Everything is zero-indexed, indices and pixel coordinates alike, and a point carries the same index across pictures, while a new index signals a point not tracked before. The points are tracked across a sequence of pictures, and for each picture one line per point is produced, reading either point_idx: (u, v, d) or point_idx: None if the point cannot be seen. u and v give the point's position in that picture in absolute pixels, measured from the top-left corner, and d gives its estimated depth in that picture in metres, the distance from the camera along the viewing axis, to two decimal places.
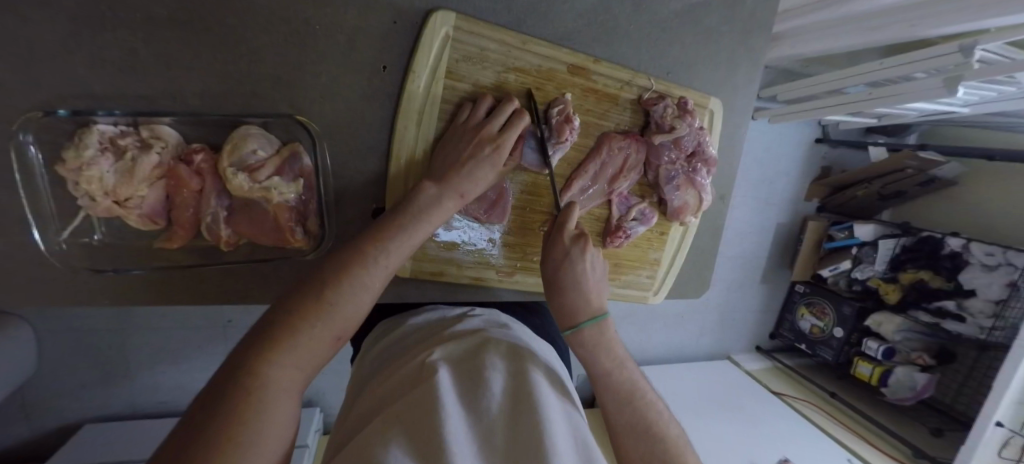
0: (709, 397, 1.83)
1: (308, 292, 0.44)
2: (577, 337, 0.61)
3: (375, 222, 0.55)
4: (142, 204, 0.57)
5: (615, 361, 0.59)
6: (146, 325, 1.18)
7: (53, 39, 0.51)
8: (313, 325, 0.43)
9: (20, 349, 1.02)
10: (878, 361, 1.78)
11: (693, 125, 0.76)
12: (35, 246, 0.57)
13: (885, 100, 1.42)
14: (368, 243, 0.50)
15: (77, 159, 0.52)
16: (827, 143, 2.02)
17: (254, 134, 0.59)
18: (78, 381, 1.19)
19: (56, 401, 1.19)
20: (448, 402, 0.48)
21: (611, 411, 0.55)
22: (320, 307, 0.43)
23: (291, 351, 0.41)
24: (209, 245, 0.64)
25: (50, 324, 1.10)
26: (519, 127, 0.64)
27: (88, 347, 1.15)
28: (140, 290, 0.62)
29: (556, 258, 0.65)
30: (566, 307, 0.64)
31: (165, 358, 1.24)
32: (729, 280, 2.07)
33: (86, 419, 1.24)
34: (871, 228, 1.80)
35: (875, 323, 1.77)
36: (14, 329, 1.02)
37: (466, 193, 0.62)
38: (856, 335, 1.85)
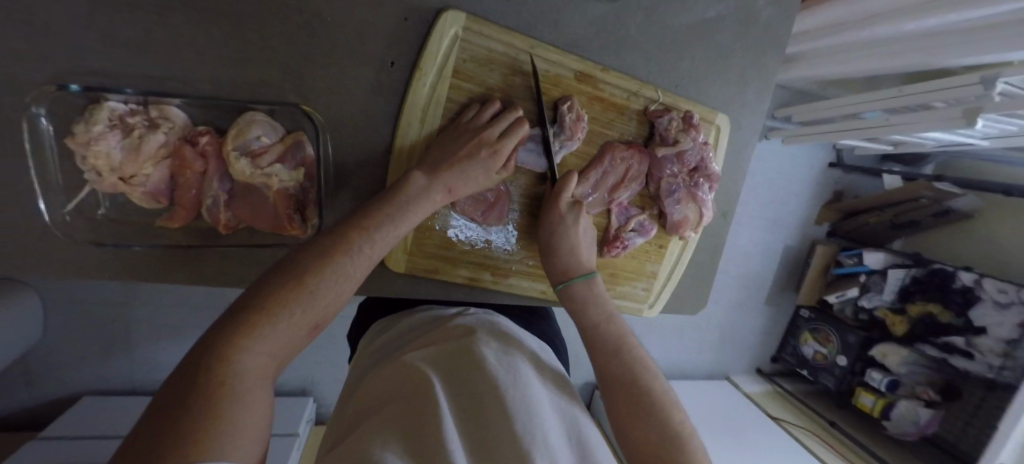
0: (703, 418, 1.80)
1: (285, 278, 0.45)
2: (567, 290, 0.67)
3: (362, 210, 0.56)
4: (146, 183, 0.58)
5: (604, 315, 0.62)
6: (150, 303, 1.20)
7: (72, 17, 0.52)
8: (291, 312, 0.43)
9: (28, 317, 1.05)
10: (880, 393, 1.74)
11: (697, 139, 0.76)
12: (39, 215, 0.59)
13: (900, 128, 1.39)
14: (355, 231, 0.52)
15: (87, 133, 0.54)
16: (841, 168, 2.00)
17: (259, 121, 0.60)
18: (80, 354, 1.21)
19: (58, 372, 1.22)
20: (440, 410, 0.47)
21: (600, 360, 0.58)
22: (299, 294, 0.44)
23: (265, 337, 0.41)
24: (208, 227, 0.64)
25: (59, 296, 1.13)
26: (519, 135, 0.64)
27: (91, 321, 1.18)
28: (139, 267, 0.63)
29: (550, 226, 0.71)
30: (560, 267, 0.70)
31: (166, 337, 1.25)
32: (733, 300, 2.05)
33: (84, 392, 1.26)
34: (882, 256, 1.78)
35: (880, 354, 1.72)
36: (23, 298, 1.05)
37: (456, 189, 0.62)
38: (859, 365, 1.81)
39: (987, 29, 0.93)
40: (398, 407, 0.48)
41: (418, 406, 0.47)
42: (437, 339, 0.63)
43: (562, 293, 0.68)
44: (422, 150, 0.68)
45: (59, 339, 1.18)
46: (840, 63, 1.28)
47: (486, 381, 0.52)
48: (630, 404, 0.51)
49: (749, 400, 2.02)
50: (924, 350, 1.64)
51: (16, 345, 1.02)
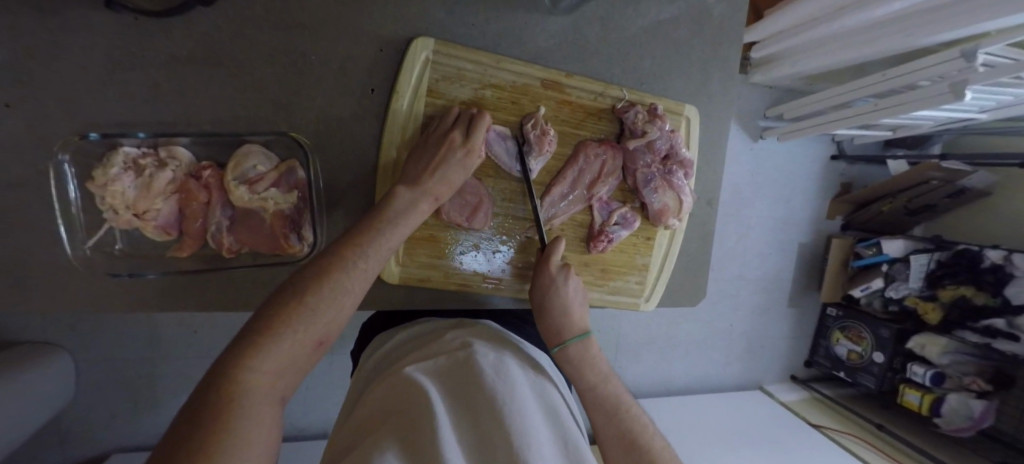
0: (739, 432, 1.72)
1: (285, 300, 0.46)
2: (563, 353, 0.66)
3: (354, 227, 0.59)
4: (158, 217, 0.64)
5: (599, 376, 0.64)
6: (175, 352, 1.26)
7: (94, 77, 0.61)
8: (295, 330, 0.45)
9: (60, 375, 1.11)
10: (926, 388, 1.64)
11: (664, 128, 0.79)
12: (64, 254, 0.64)
13: (888, 111, 1.39)
14: (350, 248, 0.54)
15: (104, 177, 0.60)
16: (843, 159, 2.00)
17: (254, 151, 0.66)
18: (110, 409, 1.25)
19: (89, 430, 1.25)
20: (440, 414, 0.47)
21: (600, 426, 0.59)
22: (301, 312, 0.46)
23: (270, 355, 0.42)
24: (214, 253, 0.69)
25: (92, 351, 1.20)
26: (482, 127, 0.69)
27: (120, 374, 1.23)
28: (153, 296, 0.68)
29: (540, 287, 0.72)
30: (554, 329, 0.69)
31: (193, 385, 1.30)
32: (753, 304, 2.00)
33: (112, 450, 1.29)
34: (900, 244, 1.73)
35: (919, 346, 1.64)
36: (57, 358, 1.11)
37: (438, 195, 0.66)
38: (899, 360, 1.72)
39: (948, 7, 0.95)
40: (397, 410, 0.48)
41: (412, 407, 0.47)
42: (436, 345, 0.63)
43: (558, 356, 0.67)
44: (399, 164, 0.73)
45: (91, 395, 1.23)
46: (820, 57, 1.31)
47: (478, 386, 0.52)
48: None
49: (788, 409, 1.92)
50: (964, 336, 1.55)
51: (50, 402, 1.07)
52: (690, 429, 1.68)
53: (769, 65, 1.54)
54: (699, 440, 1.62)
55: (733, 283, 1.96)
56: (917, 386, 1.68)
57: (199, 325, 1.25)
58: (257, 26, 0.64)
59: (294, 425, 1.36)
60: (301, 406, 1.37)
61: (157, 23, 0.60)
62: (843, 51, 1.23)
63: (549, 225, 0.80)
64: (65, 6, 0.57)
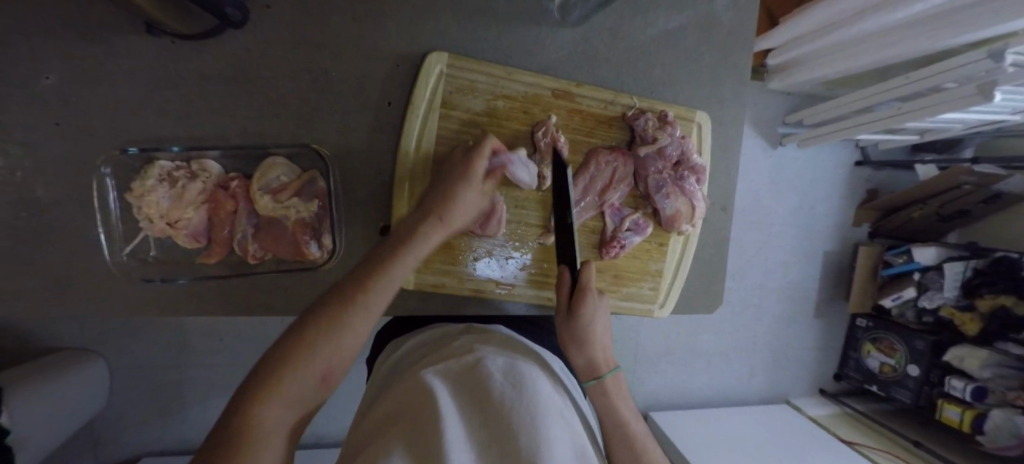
0: (764, 445, 1.66)
1: (293, 336, 0.45)
2: (601, 387, 0.65)
3: (370, 255, 0.57)
4: (189, 225, 0.68)
5: (631, 411, 0.65)
6: (204, 358, 1.31)
7: (134, 97, 0.66)
8: (300, 367, 0.43)
9: (95, 380, 1.16)
10: (967, 404, 1.55)
11: (675, 134, 0.79)
12: (100, 260, 0.69)
13: (912, 114, 1.35)
14: (365, 279, 0.52)
15: (141, 188, 0.65)
16: (869, 165, 1.95)
17: (279, 163, 0.69)
18: (141, 414, 1.31)
19: (121, 434, 1.31)
20: (450, 417, 0.47)
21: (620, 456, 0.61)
22: (306, 347, 0.44)
23: (278, 394, 0.41)
24: (239, 260, 0.73)
25: (126, 358, 1.26)
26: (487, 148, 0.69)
27: (152, 379, 1.29)
28: (182, 301, 0.72)
29: (585, 320, 0.68)
30: (585, 362, 0.67)
31: (218, 391, 1.34)
32: (778, 314, 1.95)
33: (141, 454, 1.34)
34: (933, 251, 1.66)
35: (956, 358, 1.56)
36: (92, 364, 1.17)
37: (451, 219, 0.65)
38: (936, 373, 1.64)
39: (971, 8, 0.92)
40: (407, 415, 0.48)
41: (420, 414, 0.47)
42: (448, 351, 0.64)
43: (593, 389, 0.66)
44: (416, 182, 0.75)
45: (124, 401, 1.28)
46: (839, 62, 1.29)
47: (487, 389, 0.52)
48: None
49: (816, 424, 1.84)
50: (1006, 349, 1.46)
51: (86, 406, 1.12)
52: (711, 443, 1.63)
53: (788, 71, 1.51)
54: (721, 455, 1.57)
55: (754, 293, 1.91)
56: (958, 402, 1.59)
57: (227, 332, 1.30)
58: (282, 46, 0.68)
59: (315, 432, 1.39)
60: (324, 415, 1.39)
61: (190, 45, 0.65)
62: (862, 56, 1.21)
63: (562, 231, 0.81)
64: (109, 34, 0.63)
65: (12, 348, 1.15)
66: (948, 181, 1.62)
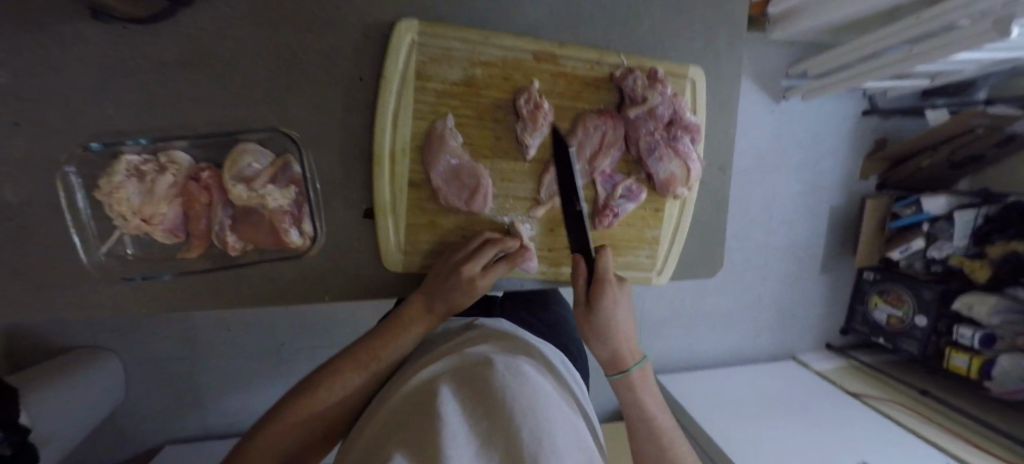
0: (769, 399, 1.69)
1: (297, 389, 0.58)
2: (626, 381, 0.62)
3: (371, 331, 0.64)
4: (164, 220, 0.66)
5: (658, 402, 0.63)
6: (211, 349, 1.33)
7: (90, 88, 0.62)
8: (292, 416, 0.55)
9: (110, 376, 1.19)
10: (975, 351, 1.54)
11: (666, 92, 0.74)
12: (80, 262, 0.67)
13: (919, 57, 1.26)
14: (359, 352, 0.61)
15: (109, 185, 0.63)
16: (877, 114, 1.87)
17: (250, 149, 0.66)
18: (157, 406, 1.34)
19: (140, 425, 1.35)
20: (450, 412, 0.43)
21: (646, 452, 0.59)
22: (304, 403, 0.56)
23: (275, 430, 0.55)
24: (221, 252, 0.71)
25: (135, 355, 1.27)
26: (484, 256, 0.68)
27: (164, 372, 1.31)
28: (167, 296, 0.71)
29: (606, 313, 0.63)
30: (608, 356, 0.63)
31: (229, 380, 1.37)
32: (783, 272, 1.93)
33: (162, 442, 1.38)
34: (943, 201, 1.62)
35: (966, 306, 1.53)
36: (103, 361, 1.18)
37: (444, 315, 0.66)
38: (944, 323, 1.64)
39: None
40: (405, 422, 0.45)
41: (418, 417, 0.44)
42: (446, 349, 0.60)
43: (621, 383, 0.63)
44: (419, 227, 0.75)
45: (140, 395, 1.32)
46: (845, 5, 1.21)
47: (488, 383, 0.48)
48: None
49: (822, 378, 1.86)
50: (1016, 294, 1.44)
51: (103, 402, 1.15)
52: (717, 401, 1.65)
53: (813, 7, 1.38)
54: (728, 412, 1.59)
55: (759, 253, 1.88)
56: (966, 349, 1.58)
57: (231, 323, 1.32)
58: (241, 25, 0.63)
59: None
60: None
61: (144, 29, 0.61)
62: None
63: (551, 204, 0.77)
64: (52, 21, 0.58)
65: (23, 351, 1.17)
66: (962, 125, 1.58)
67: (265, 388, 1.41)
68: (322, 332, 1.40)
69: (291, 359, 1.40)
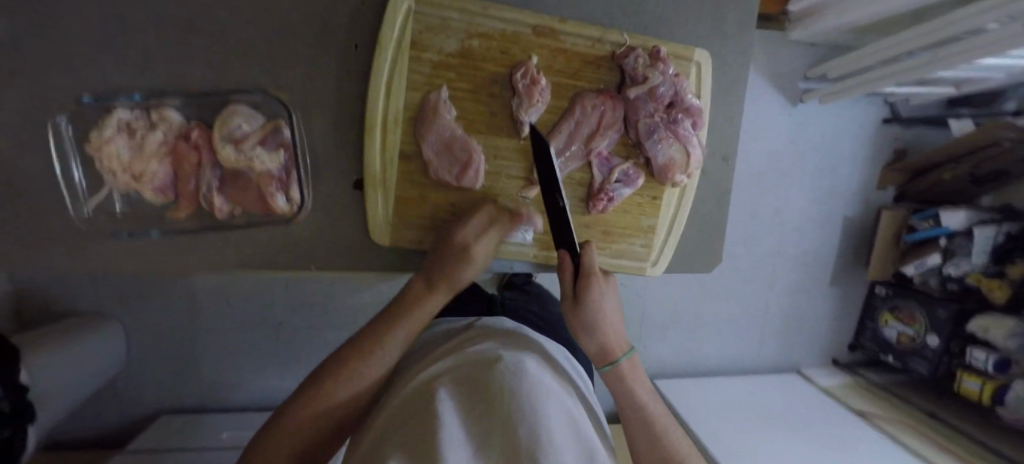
0: (768, 412, 1.65)
1: (297, 394, 0.53)
2: (615, 373, 0.59)
3: (371, 321, 0.60)
4: (152, 179, 0.66)
5: (651, 394, 0.59)
6: (205, 324, 1.34)
7: (83, 42, 0.62)
8: (299, 425, 0.50)
9: (110, 343, 1.20)
10: (988, 375, 1.48)
11: (667, 72, 0.71)
12: (69, 218, 0.67)
13: (948, 60, 1.18)
14: (356, 341, 0.57)
15: (100, 139, 0.63)
16: (897, 122, 1.80)
17: (240, 111, 0.65)
18: (151, 377, 1.36)
19: (133, 396, 1.37)
20: (449, 418, 0.38)
21: (640, 447, 0.56)
22: (308, 409, 0.50)
23: (278, 445, 0.49)
24: (209, 214, 0.71)
25: (136, 323, 1.29)
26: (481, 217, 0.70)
27: (159, 344, 1.33)
28: (153, 255, 0.71)
29: (592, 307, 0.61)
30: (598, 348, 0.61)
31: (222, 356, 1.38)
32: (788, 283, 1.87)
33: (154, 414, 1.40)
34: (963, 215, 1.55)
35: (981, 328, 1.48)
36: (105, 328, 1.20)
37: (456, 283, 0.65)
38: (957, 344, 1.59)
39: None
40: (402, 427, 0.40)
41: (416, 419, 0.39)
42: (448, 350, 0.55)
43: (608, 376, 0.60)
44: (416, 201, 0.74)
45: (140, 364, 1.34)
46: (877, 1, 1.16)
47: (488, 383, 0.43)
48: None
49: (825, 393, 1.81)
50: None
51: (103, 368, 1.17)
52: (715, 410, 1.61)
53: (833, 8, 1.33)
54: (727, 422, 1.55)
55: (765, 261, 1.83)
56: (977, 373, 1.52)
57: (226, 299, 1.33)
58: None
59: None
60: None
61: None
62: None
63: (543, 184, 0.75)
64: None
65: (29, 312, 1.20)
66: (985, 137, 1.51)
67: (257, 367, 1.41)
68: (319, 313, 1.40)
69: (285, 339, 1.41)
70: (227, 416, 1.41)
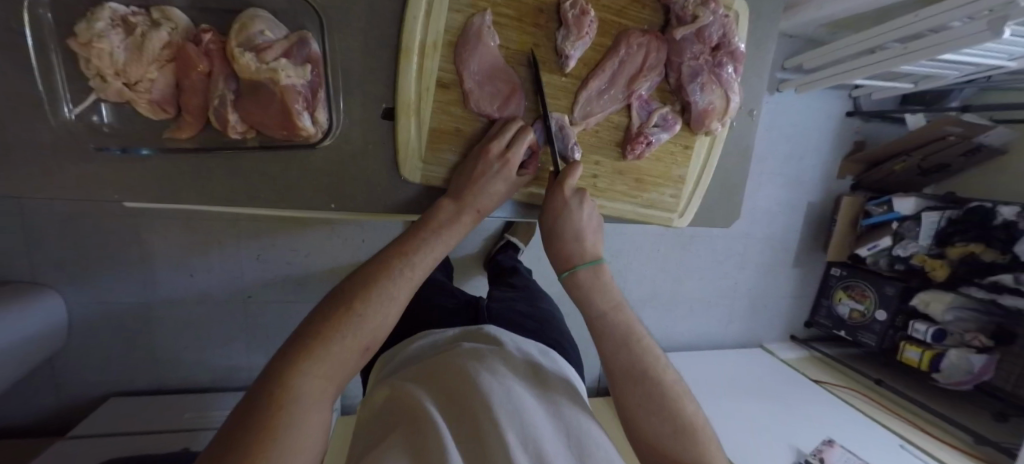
0: (739, 384, 1.76)
1: (334, 306, 0.45)
2: (573, 279, 0.63)
3: (397, 238, 0.56)
4: (153, 89, 0.56)
5: (610, 304, 0.61)
6: (174, 292, 1.22)
7: None
8: (343, 337, 0.42)
9: (48, 316, 1.07)
10: (926, 345, 1.68)
11: (718, 12, 0.70)
12: (41, 132, 0.57)
13: (917, 55, 1.24)
14: (395, 258, 0.51)
15: (87, 33, 0.52)
16: (859, 115, 1.94)
17: (262, 16, 0.58)
18: (109, 350, 1.22)
19: (85, 371, 1.22)
20: None
21: (610, 354, 0.57)
22: (350, 318, 0.43)
23: (322, 360, 0.40)
24: (219, 135, 0.62)
25: (79, 296, 1.15)
26: (524, 142, 0.67)
27: (119, 312, 1.19)
28: (148, 181, 0.61)
29: (552, 211, 0.67)
30: (563, 254, 0.66)
31: (192, 328, 1.26)
32: (761, 263, 1.98)
33: (111, 392, 1.26)
34: (912, 201, 1.68)
35: (922, 303, 1.66)
36: (43, 301, 1.07)
37: (479, 205, 0.64)
38: (901, 318, 1.76)
39: None
40: None
41: None
42: None
43: (567, 282, 0.64)
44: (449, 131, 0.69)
45: (92, 333, 1.19)
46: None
47: None
48: (645, 398, 0.53)
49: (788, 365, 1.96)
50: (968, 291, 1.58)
51: (41, 344, 1.04)
52: (688, 381, 1.68)
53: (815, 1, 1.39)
54: (699, 393, 1.63)
55: (742, 241, 1.92)
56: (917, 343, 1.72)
57: (197, 266, 1.21)
58: None
59: None
60: None
61: None
62: None
63: (585, 124, 0.73)
64: None
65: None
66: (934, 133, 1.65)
67: (232, 341, 1.31)
68: (293, 287, 1.30)
69: (264, 311, 1.31)
70: (197, 393, 1.30)
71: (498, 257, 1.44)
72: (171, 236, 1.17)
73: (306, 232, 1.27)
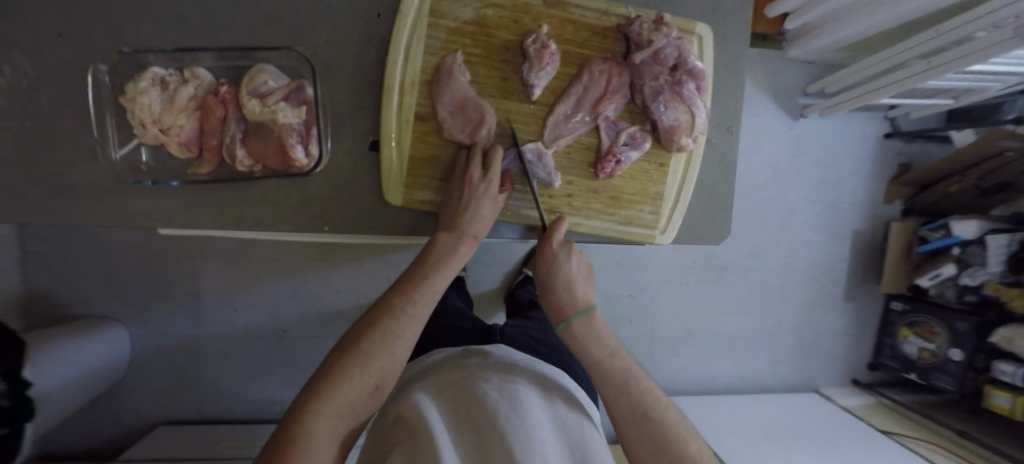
0: (789, 432, 1.57)
1: (343, 347, 0.49)
2: (567, 333, 0.63)
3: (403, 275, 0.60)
4: (180, 133, 0.68)
5: (604, 351, 0.60)
6: (214, 325, 1.33)
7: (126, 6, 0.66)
8: (350, 377, 0.46)
9: (112, 346, 1.22)
10: (1019, 390, 1.44)
11: (672, 35, 0.75)
12: (99, 174, 0.70)
13: (941, 70, 1.16)
14: (399, 297, 0.55)
15: (134, 90, 0.65)
16: (898, 137, 1.82)
17: (268, 70, 0.69)
18: (155, 379, 1.34)
19: (135, 399, 1.34)
20: None
21: (612, 401, 0.56)
22: (356, 359, 0.47)
23: (330, 399, 0.45)
24: (230, 168, 0.73)
25: (141, 330, 1.30)
26: (497, 159, 0.72)
27: (167, 343, 1.32)
28: (172, 208, 0.73)
29: (543, 265, 0.68)
30: (559, 305, 0.65)
31: (227, 359, 1.36)
32: (803, 297, 1.84)
33: (156, 422, 1.37)
34: (974, 224, 1.51)
35: (1005, 339, 1.44)
36: (110, 333, 1.21)
37: (476, 231, 0.68)
38: (982, 358, 1.53)
39: None
40: None
41: None
42: None
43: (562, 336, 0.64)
44: (429, 159, 0.76)
45: (141, 361, 1.32)
46: (872, 16, 1.20)
47: None
48: (648, 441, 0.52)
49: (849, 412, 1.73)
50: None
51: (105, 373, 1.17)
52: (729, 428, 1.53)
53: (829, 28, 1.38)
54: (742, 443, 1.47)
55: (778, 274, 1.80)
56: (1007, 388, 1.48)
57: (239, 302, 1.33)
58: None
59: None
60: None
61: None
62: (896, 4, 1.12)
63: (555, 146, 0.77)
64: None
65: (37, 310, 1.23)
66: (985, 148, 1.51)
67: (262, 372, 1.39)
68: (319, 320, 1.38)
69: (294, 345, 1.39)
70: (229, 424, 1.37)
71: (516, 291, 1.45)
72: (214, 271, 1.31)
73: (332, 269, 1.36)
